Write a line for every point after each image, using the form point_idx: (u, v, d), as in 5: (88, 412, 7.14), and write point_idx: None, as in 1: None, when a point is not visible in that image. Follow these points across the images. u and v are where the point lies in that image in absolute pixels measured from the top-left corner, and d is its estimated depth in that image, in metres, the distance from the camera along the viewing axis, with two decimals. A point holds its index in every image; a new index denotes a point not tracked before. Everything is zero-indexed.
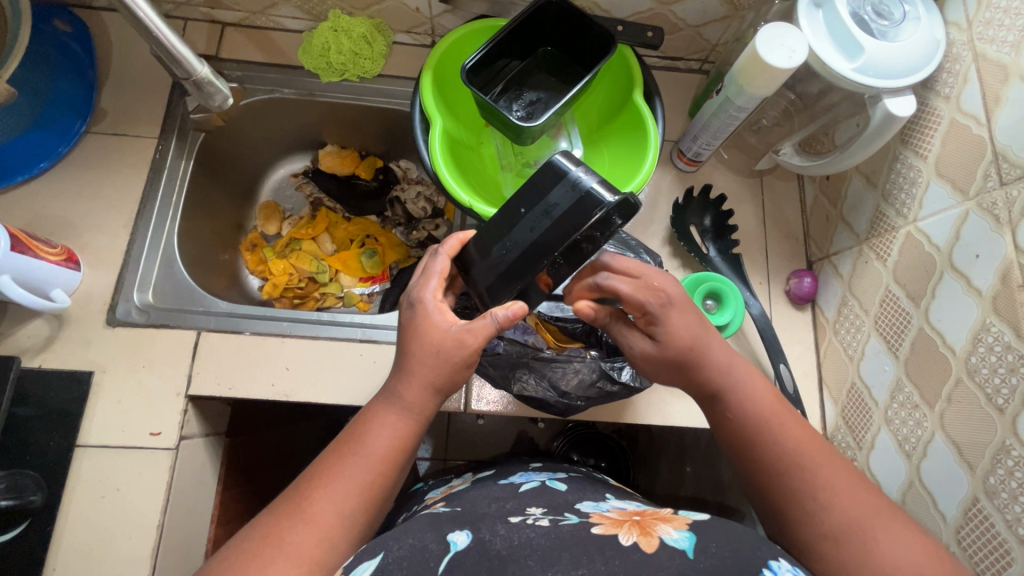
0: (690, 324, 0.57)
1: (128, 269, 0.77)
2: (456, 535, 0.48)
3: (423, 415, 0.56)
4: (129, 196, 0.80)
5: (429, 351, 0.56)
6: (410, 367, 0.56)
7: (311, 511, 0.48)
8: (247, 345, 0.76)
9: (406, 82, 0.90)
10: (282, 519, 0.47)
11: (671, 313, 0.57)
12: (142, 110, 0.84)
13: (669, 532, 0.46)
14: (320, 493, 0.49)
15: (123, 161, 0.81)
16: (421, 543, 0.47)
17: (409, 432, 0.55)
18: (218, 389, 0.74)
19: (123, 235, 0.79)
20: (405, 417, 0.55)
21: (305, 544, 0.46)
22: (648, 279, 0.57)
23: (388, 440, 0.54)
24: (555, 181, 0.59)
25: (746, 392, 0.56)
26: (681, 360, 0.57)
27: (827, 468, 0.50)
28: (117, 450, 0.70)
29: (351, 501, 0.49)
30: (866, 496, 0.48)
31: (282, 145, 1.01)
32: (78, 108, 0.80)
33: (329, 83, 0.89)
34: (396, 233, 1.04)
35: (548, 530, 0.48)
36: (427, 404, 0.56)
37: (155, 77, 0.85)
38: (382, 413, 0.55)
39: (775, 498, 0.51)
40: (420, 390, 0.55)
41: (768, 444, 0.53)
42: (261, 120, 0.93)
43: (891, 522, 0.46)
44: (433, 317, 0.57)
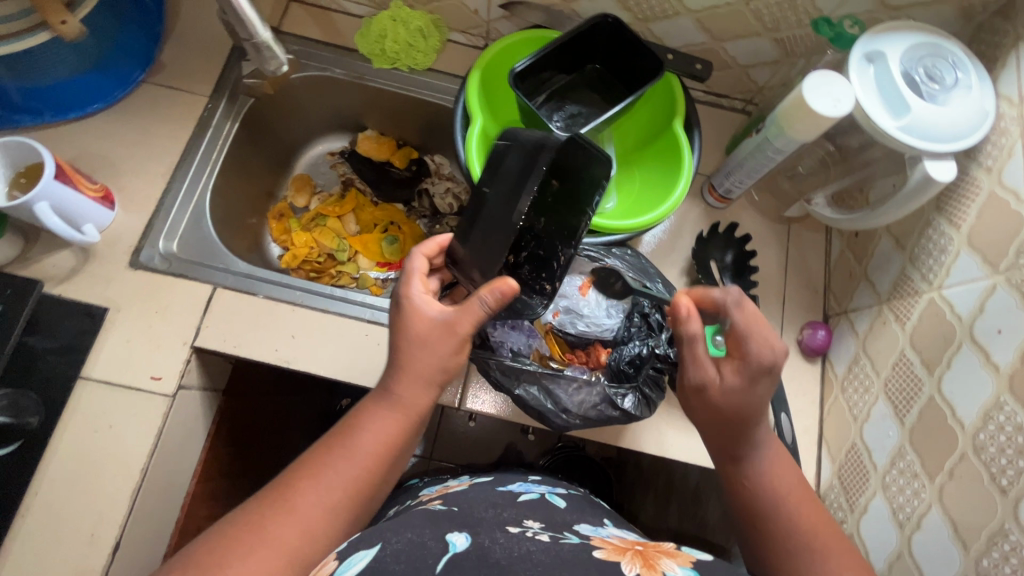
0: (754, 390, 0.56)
1: (158, 216, 0.80)
2: (455, 536, 0.47)
3: (413, 411, 0.56)
4: (172, 147, 0.83)
5: (421, 343, 0.57)
6: (405, 363, 0.57)
7: (295, 502, 0.48)
8: (258, 308, 0.77)
9: (453, 79, 0.91)
10: (266, 505, 0.48)
11: (762, 378, 0.55)
12: (198, 68, 0.87)
13: (673, 568, 0.45)
14: (304, 484, 0.50)
15: (173, 114, 0.84)
16: (420, 539, 0.46)
17: (398, 430, 0.55)
18: (223, 345, 0.75)
19: (160, 183, 0.81)
20: (397, 413, 0.55)
21: (286, 533, 0.46)
22: (766, 343, 0.55)
23: (377, 437, 0.54)
24: (505, 151, 0.64)
25: (770, 469, 0.57)
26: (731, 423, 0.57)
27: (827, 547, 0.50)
28: (117, 387, 0.71)
29: (335, 495, 0.50)
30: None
31: (324, 123, 1.04)
32: (138, 58, 0.83)
33: (379, 70, 0.91)
34: (420, 224, 1.05)
35: (549, 546, 0.47)
36: (418, 399, 0.56)
37: (216, 40, 0.88)
38: (375, 410, 0.55)
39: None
40: (411, 385, 0.56)
41: (783, 520, 0.53)
42: (309, 95, 0.96)
43: None
44: (418, 311, 0.58)
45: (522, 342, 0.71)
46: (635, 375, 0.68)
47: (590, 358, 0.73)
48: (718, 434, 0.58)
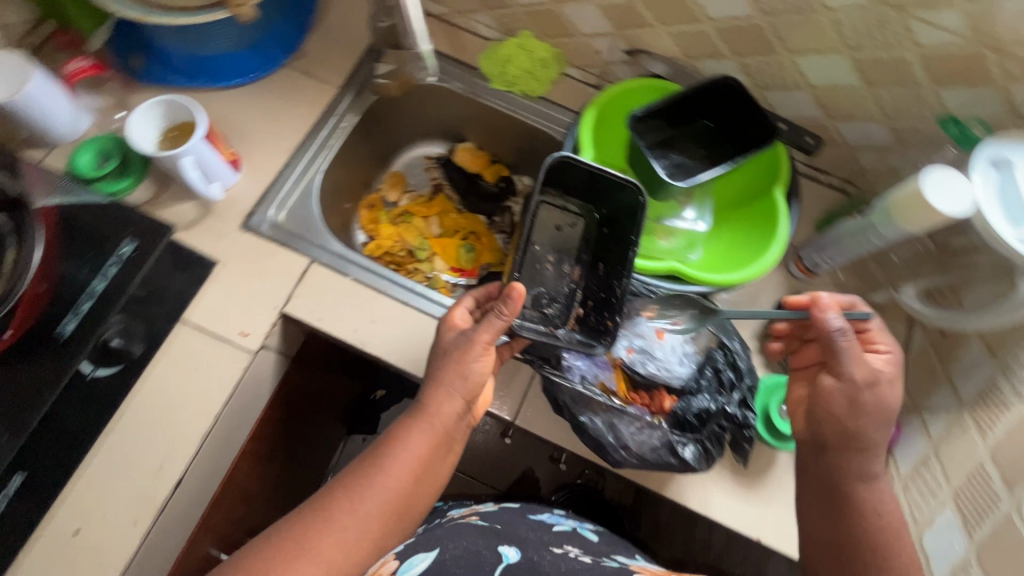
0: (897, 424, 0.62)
1: (274, 187, 0.86)
2: (507, 549, 0.57)
3: (442, 424, 0.63)
4: (298, 127, 0.90)
5: (446, 356, 0.64)
6: (433, 382, 0.64)
7: (333, 515, 0.57)
8: (345, 288, 0.82)
9: (561, 110, 0.95)
10: (310, 517, 0.56)
11: (881, 385, 0.63)
12: (334, 62, 0.94)
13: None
14: (342, 498, 0.58)
15: (304, 98, 0.92)
16: (475, 548, 0.57)
17: (426, 444, 0.62)
18: (309, 316, 0.80)
19: (281, 158, 0.88)
20: (425, 428, 0.62)
21: (327, 543, 0.55)
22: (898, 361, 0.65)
23: (407, 452, 0.61)
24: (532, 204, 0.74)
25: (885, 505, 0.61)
26: (847, 436, 0.63)
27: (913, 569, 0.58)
28: (209, 335, 0.77)
29: (369, 506, 0.58)
30: None
31: (429, 129, 1.10)
32: (286, 44, 0.91)
33: (495, 91, 0.97)
34: (497, 238, 1.09)
35: (591, 566, 0.56)
36: (445, 414, 0.63)
37: (354, 38, 0.95)
38: (408, 428, 0.63)
39: None
40: (439, 400, 0.63)
41: (892, 551, 0.58)
42: (424, 102, 1.03)
43: None
44: (450, 331, 0.66)
45: (590, 371, 0.72)
46: (699, 428, 0.69)
47: (653, 401, 0.72)
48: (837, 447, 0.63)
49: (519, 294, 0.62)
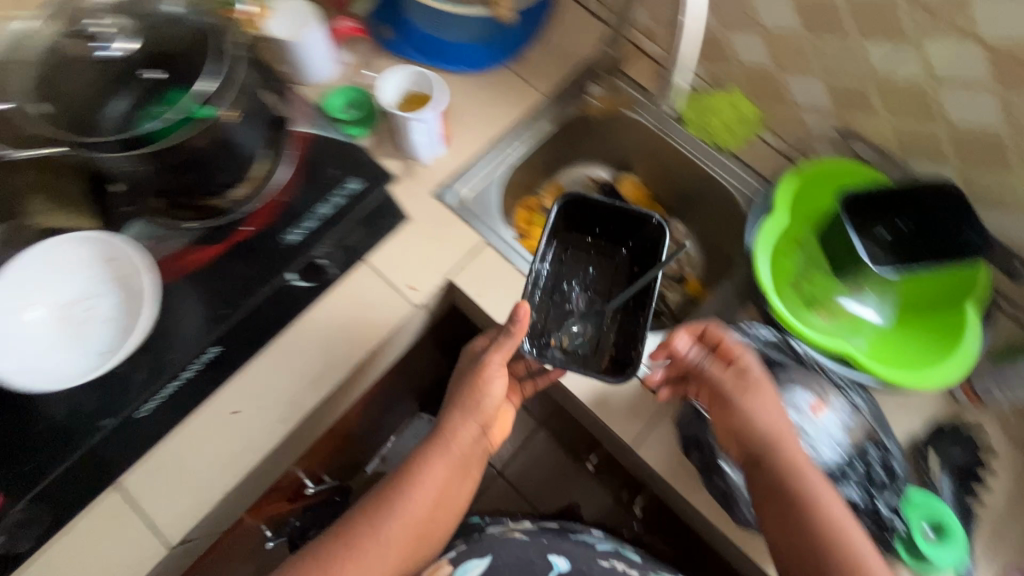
0: (764, 409, 0.67)
1: (467, 169, 0.93)
2: (557, 559, 0.75)
3: (458, 455, 0.75)
4: (501, 122, 0.97)
5: (468, 398, 0.75)
6: (446, 424, 0.75)
7: (356, 540, 0.69)
8: (508, 274, 0.86)
9: (747, 168, 0.97)
10: (338, 543, 0.69)
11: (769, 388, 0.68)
12: (546, 73, 1.01)
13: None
14: (366, 526, 0.70)
15: (512, 98, 0.99)
16: (529, 558, 0.74)
17: (442, 475, 0.74)
18: (472, 291, 0.84)
19: (480, 144, 0.95)
20: (440, 461, 0.74)
21: (356, 565, 0.67)
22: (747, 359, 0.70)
23: (423, 483, 0.73)
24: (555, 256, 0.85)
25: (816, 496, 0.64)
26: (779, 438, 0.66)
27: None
28: (383, 281, 0.80)
29: (391, 528, 0.70)
30: None
31: (602, 154, 1.15)
32: (512, 48, 1.00)
33: (686, 134, 0.99)
34: None
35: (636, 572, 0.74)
36: (461, 444, 0.75)
37: (569, 57, 1.02)
38: (425, 460, 0.74)
39: None
40: (457, 433, 0.75)
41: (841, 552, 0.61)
42: (610, 128, 1.07)
43: None
44: (470, 359, 0.78)
45: None
46: None
47: None
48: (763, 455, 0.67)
49: (523, 314, 0.70)
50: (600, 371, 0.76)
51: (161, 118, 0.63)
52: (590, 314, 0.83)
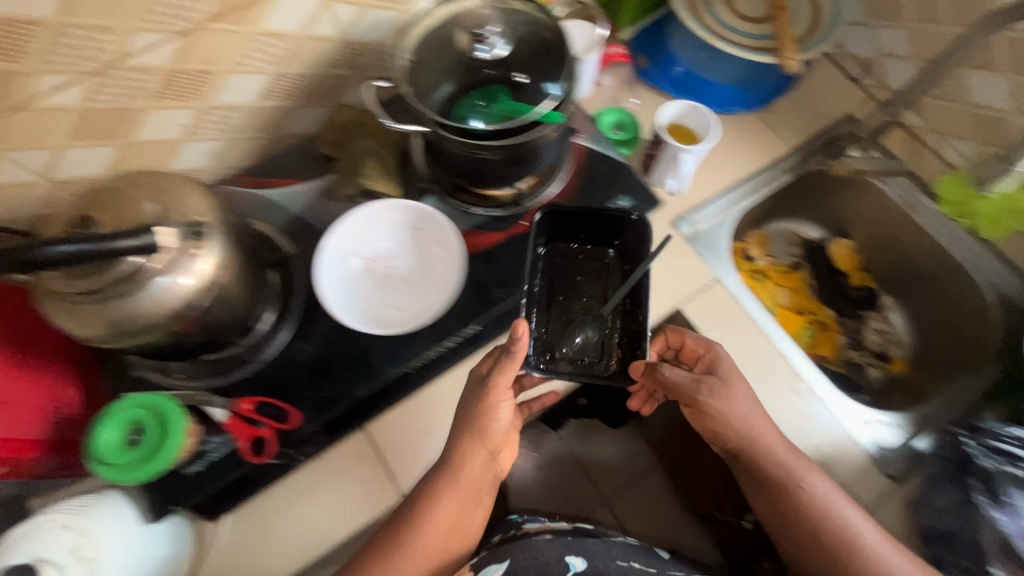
0: (738, 405, 0.72)
1: (705, 204, 0.95)
2: (575, 560, 0.63)
3: (470, 483, 0.65)
4: (745, 164, 0.98)
5: (473, 432, 0.65)
6: (456, 465, 0.65)
7: None
8: (734, 317, 0.88)
9: (995, 260, 0.95)
10: None
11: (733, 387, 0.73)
12: (796, 125, 1.02)
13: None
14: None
15: (758, 143, 1.00)
16: (545, 559, 0.61)
17: (454, 506, 0.64)
18: (698, 324, 0.87)
19: (722, 183, 0.97)
20: (451, 492, 0.64)
21: None
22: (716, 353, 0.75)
23: (433, 516, 0.63)
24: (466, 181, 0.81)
25: (819, 504, 0.69)
26: (771, 461, 0.71)
27: None
28: None
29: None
30: None
31: (819, 214, 1.12)
32: (765, 96, 1.01)
33: (935, 213, 0.97)
34: (840, 336, 1.07)
35: None
36: (478, 470, 0.66)
37: (822, 113, 1.02)
38: (433, 497, 0.63)
39: None
40: (471, 467, 0.66)
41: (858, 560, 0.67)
42: (842, 191, 1.05)
43: None
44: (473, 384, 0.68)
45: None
46: None
47: None
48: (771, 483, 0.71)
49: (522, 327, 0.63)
50: (610, 375, 0.74)
51: (522, 118, 0.68)
52: (593, 317, 0.77)
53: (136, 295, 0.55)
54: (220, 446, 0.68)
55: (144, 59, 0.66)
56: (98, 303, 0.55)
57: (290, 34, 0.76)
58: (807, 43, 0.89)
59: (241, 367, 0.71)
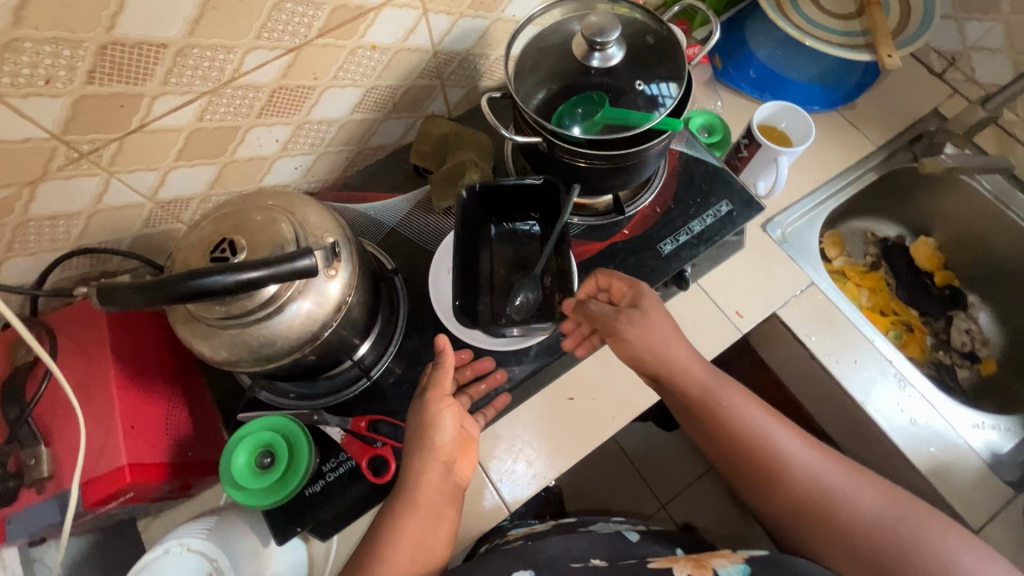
0: (656, 334, 0.70)
1: (796, 206, 0.93)
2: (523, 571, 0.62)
3: (429, 499, 0.63)
4: (831, 164, 0.97)
5: (426, 447, 0.63)
6: (417, 482, 0.63)
7: None
8: (837, 321, 0.85)
9: None
10: None
11: (649, 316, 0.70)
12: (881, 122, 0.99)
13: (725, 563, 0.60)
14: None
15: (843, 141, 0.98)
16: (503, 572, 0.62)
17: (416, 519, 0.62)
18: (798, 329, 0.85)
19: (809, 184, 0.95)
20: (410, 509, 0.62)
21: None
22: (638, 295, 0.71)
23: (404, 527, 0.62)
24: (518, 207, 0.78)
25: (754, 428, 0.68)
26: (704, 404, 0.70)
27: (855, 494, 0.63)
28: (715, 302, 0.85)
29: None
30: (887, 495, 0.63)
31: (899, 212, 1.11)
32: (851, 93, 0.98)
33: None
34: (927, 336, 1.05)
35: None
36: (439, 486, 0.64)
37: (908, 109, 1.00)
38: (398, 521, 0.62)
39: (874, 539, 0.60)
40: (427, 475, 0.63)
41: (802, 483, 0.64)
42: (929, 189, 1.04)
43: (922, 520, 0.60)
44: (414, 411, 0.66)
45: None
46: None
47: None
48: (717, 435, 0.69)
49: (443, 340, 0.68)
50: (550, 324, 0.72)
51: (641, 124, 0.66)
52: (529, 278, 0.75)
53: (274, 320, 0.53)
54: (337, 467, 0.67)
55: (254, 77, 0.66)
56: (237, 329, 0.53)
57: (387, 46, 0.75)
58: (903, 40, 0.87)
59: (355, 384, 0.70)
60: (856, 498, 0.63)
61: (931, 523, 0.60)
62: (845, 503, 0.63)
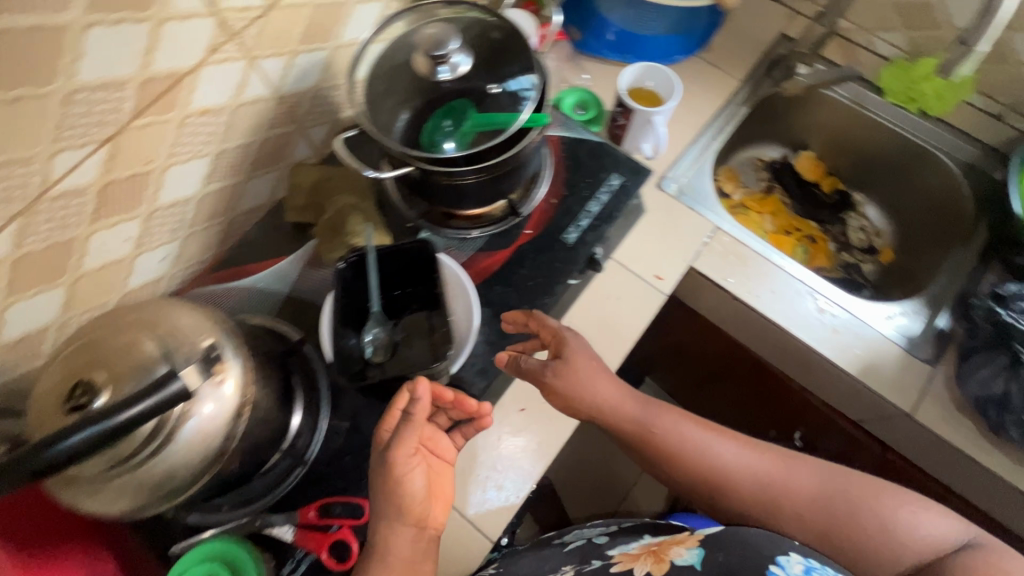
0: (582, 378, 0.69)
1: (683, 157, 0.95)
2: None
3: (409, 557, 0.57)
4: (705, 108, 0.99)
5: (396, 500, 0.58)
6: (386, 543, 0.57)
7: None
8: (748, 258, 0.89)
9: (952, 133, 1.01)
10: None
11: (579, 361, 0.69)
12: (738, 56, 1.03)
13: (681, 553, 0.59)
14: None
15: (710, 83, 1.01)
16: None
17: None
18: (715, 275, 0.88)
19: (690, 133, 0.97)
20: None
21: None
22: (562, 334, 0.69)
23: None
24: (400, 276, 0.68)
25: (690, 445, 0.69)
26: (641, 436, 0.71)
27: (791, 480, 0.66)
28: (634, 272, 0.85)
29: None
30: (821, 473, 0.66)
31: (778, 134, 1.16)
32: (704, 37, 1.02)
33: (885, 105, 1.03)
34: (830, 244, 1.12)
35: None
36: (415, 542, 0.58)
37: (757, 39, 1.05)
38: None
39: (818, 519, 0.63)
40: (401, 534, 0.57)
41: (745, 483, 0.67)
42: (795, 108, 1.10)
43: (855, 489, 0.63)
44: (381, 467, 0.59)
45: None
46: None
47: None
48: (658, 460, 0.70)
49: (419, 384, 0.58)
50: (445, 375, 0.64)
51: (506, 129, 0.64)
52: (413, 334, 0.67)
53: (167, 451, 0.47)
54: (296, 568, 0.61)
55: (71, 182, 0.57)
56: (127, 474, 0.47)
57: (220, 107, 0.68)
58: None
59: (291, 474, 0.64)
60: (792, 485, 0.65)
61: (865, 491, 0.63)
62: (784, 491, 0.65)
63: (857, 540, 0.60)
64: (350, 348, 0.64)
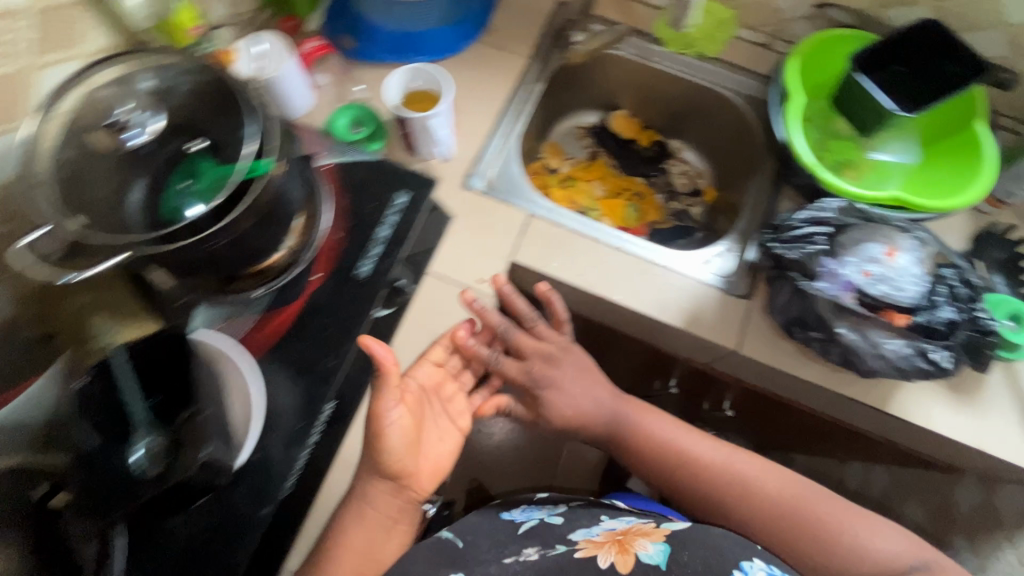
0: (565, 384, 0.80)
1: (483, 150, 0.92)
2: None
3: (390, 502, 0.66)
4: (496, 94, 0.96)
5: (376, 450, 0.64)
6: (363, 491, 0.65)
7: None
8: (564, 238, 0.88)
9: (732, 69, 1.03)
10: None
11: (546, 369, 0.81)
12: (519, 34, 1.01)
13: (646, 546, 0.62)
14: None
15: (497, 67, 0.98)
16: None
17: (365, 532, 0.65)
18: (536, 264, 0.86)
19: (486, 123, 0.94)
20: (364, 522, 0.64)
21: None
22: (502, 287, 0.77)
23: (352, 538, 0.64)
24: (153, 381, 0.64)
25: (672, 441, 0.79)
26: (628, 437, 0.81)
27: (761, 480, 0.74)
28: (451, 282, 0.81)
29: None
30: (783, 481, 0.74)
31: (587, 100, 1.17)
32: (478, 21, 0.99)
33: (668, 54, 1.05)
34: (657, 197, 1.15)
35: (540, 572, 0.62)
36: (388, 493, 0.66)
37: (535, 13, 1.02)
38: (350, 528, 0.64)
39: (778, 525, 0.70)
40: (378, 481, 0.65)
41: (722, 479, 0.75)
42: (592, 72, 1.10)
43: (817, 499, 0.71)
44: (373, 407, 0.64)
45: (842, 286, 0.75)
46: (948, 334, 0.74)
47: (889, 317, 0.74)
48: (635, 451, 0.80)
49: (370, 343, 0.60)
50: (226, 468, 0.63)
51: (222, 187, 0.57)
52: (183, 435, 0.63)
53: None
54: None
55: None
56: None
57: None
58: None
59: None
60: (760, 485, 0.74)
61: (822, 500, 0.71)
62: (751, 497, 0.73)
63: (805, 541, 0.68)
64: (118, 464, 0.61)
